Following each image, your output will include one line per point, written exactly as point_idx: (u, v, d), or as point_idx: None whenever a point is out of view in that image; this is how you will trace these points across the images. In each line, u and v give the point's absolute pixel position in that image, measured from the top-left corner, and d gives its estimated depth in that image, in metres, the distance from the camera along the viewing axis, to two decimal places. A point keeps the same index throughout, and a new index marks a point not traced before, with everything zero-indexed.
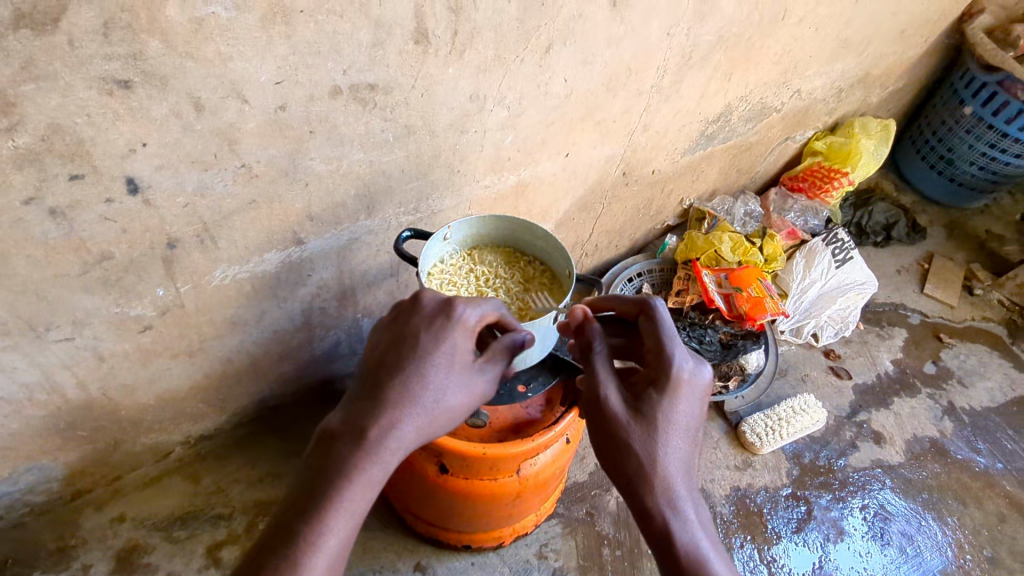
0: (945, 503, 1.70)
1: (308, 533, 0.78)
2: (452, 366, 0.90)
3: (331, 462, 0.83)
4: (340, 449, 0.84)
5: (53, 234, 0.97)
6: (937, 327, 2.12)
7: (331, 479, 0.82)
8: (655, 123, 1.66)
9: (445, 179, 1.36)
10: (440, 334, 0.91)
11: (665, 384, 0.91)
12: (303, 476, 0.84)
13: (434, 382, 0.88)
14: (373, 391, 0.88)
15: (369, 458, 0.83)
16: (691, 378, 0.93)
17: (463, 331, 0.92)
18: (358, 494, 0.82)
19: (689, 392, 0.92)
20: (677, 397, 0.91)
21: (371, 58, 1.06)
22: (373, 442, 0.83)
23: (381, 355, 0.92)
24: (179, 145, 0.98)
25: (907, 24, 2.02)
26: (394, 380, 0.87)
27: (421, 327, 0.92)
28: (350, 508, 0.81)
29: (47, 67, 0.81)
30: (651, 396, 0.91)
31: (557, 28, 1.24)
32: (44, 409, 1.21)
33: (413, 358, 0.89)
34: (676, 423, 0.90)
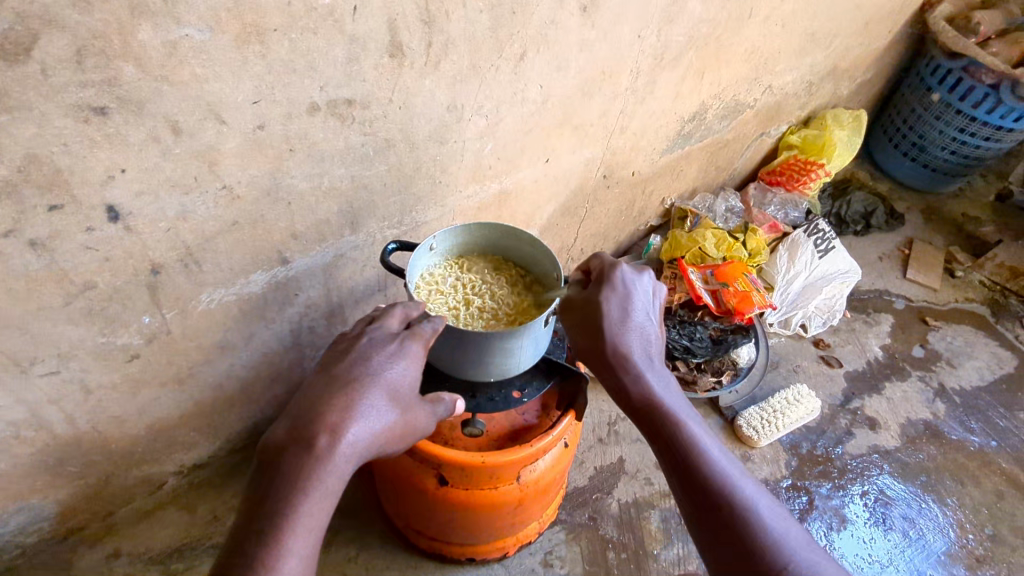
0: (943, 484, 1.71)
1: (263, 553, 0.75)
2: (399, 391, 0.92)
3: (281, 477, 0.81)
4: (288, 462, 0.82)
5: (34, 266, 0.96)
6: (922, 311, 2.15)
7: (283, 495, 0.79)
8: (633, 125, 1.68)
9: (428, 190, 1.37)
10: (389, 360, 0.93)
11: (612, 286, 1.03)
12: (251, 496, 0.81)
13: (382, 402, 0.89)
14: (319, 404, 0.86)
15: (322, 470, 0.81)
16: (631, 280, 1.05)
17: (413, 359, 0.95)
18: (313, 508, 0.80)
19: (636, 290, 1.04)
20: (626, 295, 1.03)
21: (346, 72, 1.06)
22: (324, 453, 0.82)
23: (326, 374, 0.92)
24: (158, 169, 0.97)
25: (871, 17, 2.07)
26: (342, 395, 0.87)
27: (368, 352, 0.94)
28: (306, 523, 0.79)
29: (21, 97, 0.80)
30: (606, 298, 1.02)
31: (529, 35, 1.26)
32: (33, 446, 1.18)
33: (362, 377, 0.90)
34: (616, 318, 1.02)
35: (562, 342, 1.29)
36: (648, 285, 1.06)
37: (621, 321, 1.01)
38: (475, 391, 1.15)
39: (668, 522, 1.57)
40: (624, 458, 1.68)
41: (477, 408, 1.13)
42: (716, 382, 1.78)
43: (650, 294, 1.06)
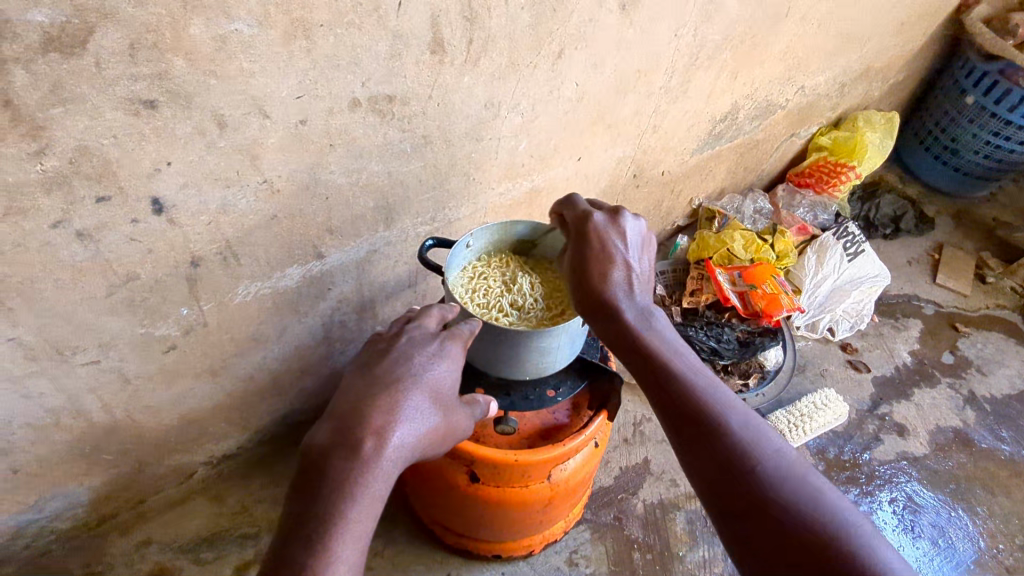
0: (973, 493, 1.69)
1: (315, 557, 0.74)
2: (440, 394, 0.93)
3: (328, 480, 0.81)
4: (334, 465, 0.82)
5: (80, 256, 0.97)
6: (952, 316, 2.13)
7: (331, 498, 0.79)
8: (665, 124, 1.67)
9: (461, 187, 1.37)
10: (430, 362, 0.95)
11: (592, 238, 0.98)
12: (296, 500, 0.81)
13: (425, 405, 0.91)
14: (363, 407, 0.87)
15: (370, 473, 0.82)
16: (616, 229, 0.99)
17: (453, 361, 0.97)
18: (362, 512, 0.80)
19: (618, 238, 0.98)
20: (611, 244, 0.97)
21: (388, 68, 1.06)
22: (371, 456, 0.83)
23: (367, 374, 0.92)
24: (202, 163, 0.98)
25: (906, 17, 2.04)
26: (386, 397, 0.88)
27: (409, 353, 0.95)
28: (356, 527, 0.78)
29: (74, 89, 0.81)
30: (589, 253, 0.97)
31: (568, 33, 1.25)
32: (71, 434, 1.20)
33: (405, 380, 0.91)
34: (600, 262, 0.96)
35: (595, 343, 1.29)
36: (635, 229, 1.00)
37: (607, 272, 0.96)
38: (510, 390, 1.16)
39: (693, 524, 1.56)
40: (649, 459, 1.68)
41: (513, 407, 1.14)
42: (743, 385, 1.77)
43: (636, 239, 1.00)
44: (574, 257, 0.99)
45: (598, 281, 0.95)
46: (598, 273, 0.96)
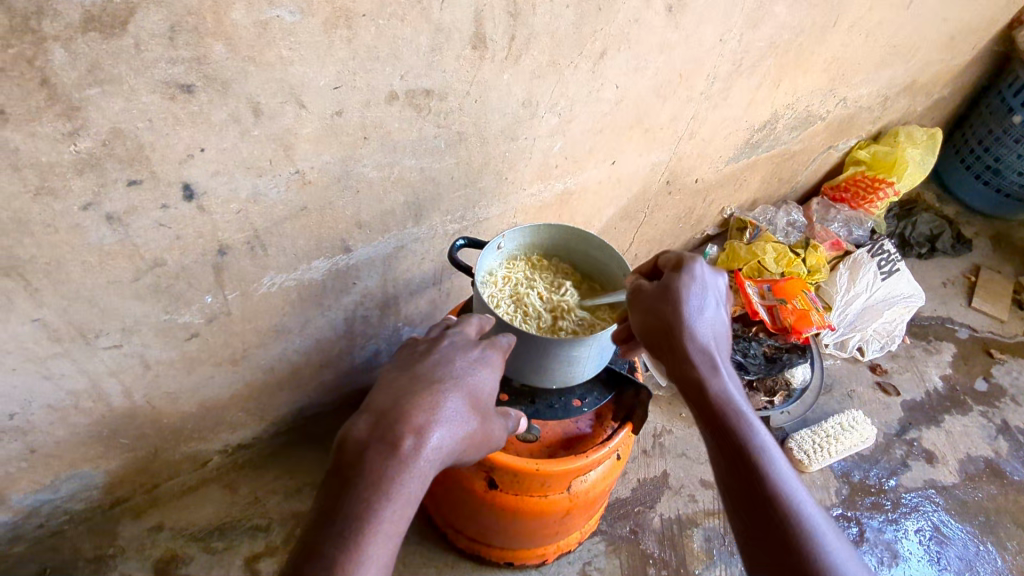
0: (1003, 526, 1.64)
1: (343, 555, 0.73)
2: (479, 399, 0.91)
3: (364, 475, 0.79)
4: (371, 461, 0.80)
5: (109, 240, 0.95)
6: (987, 342, 2.07)
7: (366, 495, 0.77)
8: (702, 130, 1.63)
9: (493, 186, 1.34)
10: (471, 367, 0.93)
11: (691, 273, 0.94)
12: (329, 493, 0.79)
13: (465, 410, 0.88)
14: (403, 404, 0.85)
15: (407, 473, 0.79)
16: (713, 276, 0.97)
17: (493, 368, 0.94)
18: (395, 514, 0.78)
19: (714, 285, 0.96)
20: (698, 291, 0.94)
21: (427, 62, 1.04)
22: (408, 455, 0.80)
23: (406, 371, 0.91)
24: (236, 150, 0.96)
25: (956, 31, 1.98)
26: (426, 395, 0.86)
27: (450, 356, 0.93)
28: (388, 529, 0.77)
29: (112, 70, 0.79)
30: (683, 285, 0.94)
31: (612, 33, 1.22)
32: (90, 416, 1.19)
33: (445, 381, 0.89)
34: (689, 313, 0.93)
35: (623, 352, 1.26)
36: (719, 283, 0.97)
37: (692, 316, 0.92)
38: (535, 397, 1.14)
39: (710, 542, 1.53)
40: (668, 472, 1.65)
41: (536, 414, 1.12)
42: (768, 402, 1.74)
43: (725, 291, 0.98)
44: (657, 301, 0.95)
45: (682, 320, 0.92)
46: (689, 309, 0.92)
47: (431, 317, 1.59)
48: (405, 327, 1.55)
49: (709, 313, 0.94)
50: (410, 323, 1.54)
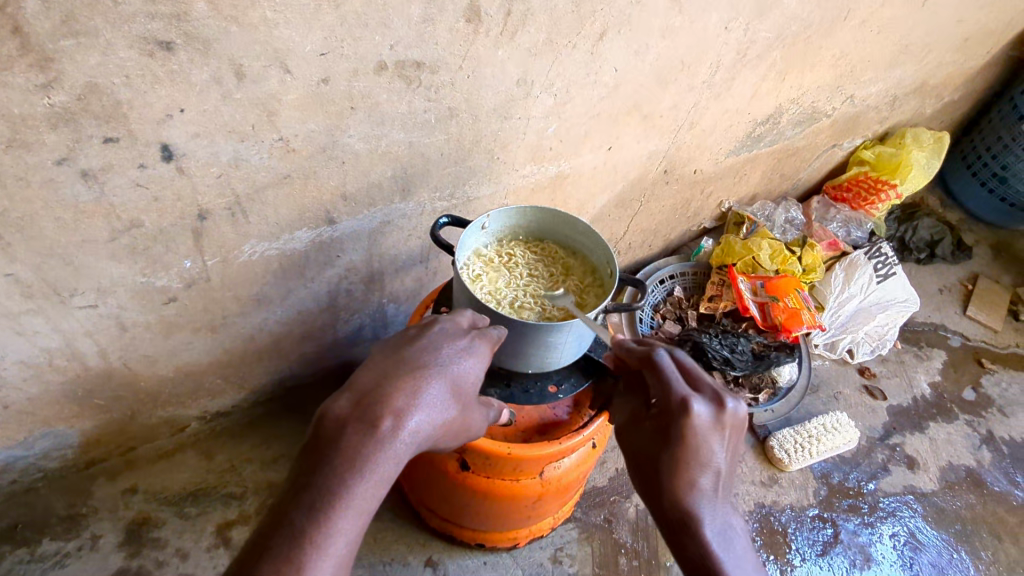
0: (979, 537, 1.63)
1: (312, 526, 0.74)
2: (461, 388, 0.89)
3: (339, 452, 0.78)
4: (347, 439, 0.79)
5: (83, 197, 0.94)
6: (978, 351, 2.05)
7: (340, 471, 0.77)
8: (703, 120, 1.60)
9: (484, 166, 1.32)
10: (458, 355, 0.91)
11: (682, 438, 0.79)
12: (305, 464, 0.79)
13: (447, 397, 0.87)
14: (385, 385, 0.83)
15: (382, 454, 0.79)
16: (707, 422, 0.80)
17: (480, 359, 0.93)
18: (369, 489, 0.78)
19: (712, 431, 0.80)
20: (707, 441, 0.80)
21: (419, 33, 1.01)
22: (386, 437, 0.79)
23: (394, 353, 0.89)
24: (217, 113, 0.94)
25: (972, 33, 1.93)
26: (409, 378, 0.84)
27: (438, 343, 0.91)
28: (359, 506, 0.77)
29: (88, 22, 0.77)
30: (673, 447, 0.80)
31: (613, 14, 1.19)
32: (64, 375, 1.18)
33: (430, 367, 0.87)
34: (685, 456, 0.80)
35: None
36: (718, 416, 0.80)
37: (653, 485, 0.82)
38: (511, 380, 1.12)
39: None
40: None
41: (511, 398, 1.10)
42: (751, 399, 1.71)
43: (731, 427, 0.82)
44: (656, 422, 0.84)
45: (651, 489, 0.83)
46: (682, 471, 0.79)
47: (417, 294, 1.57)
48: (390, 304, 1.54)
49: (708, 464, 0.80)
50: (394, 300, 1.53)
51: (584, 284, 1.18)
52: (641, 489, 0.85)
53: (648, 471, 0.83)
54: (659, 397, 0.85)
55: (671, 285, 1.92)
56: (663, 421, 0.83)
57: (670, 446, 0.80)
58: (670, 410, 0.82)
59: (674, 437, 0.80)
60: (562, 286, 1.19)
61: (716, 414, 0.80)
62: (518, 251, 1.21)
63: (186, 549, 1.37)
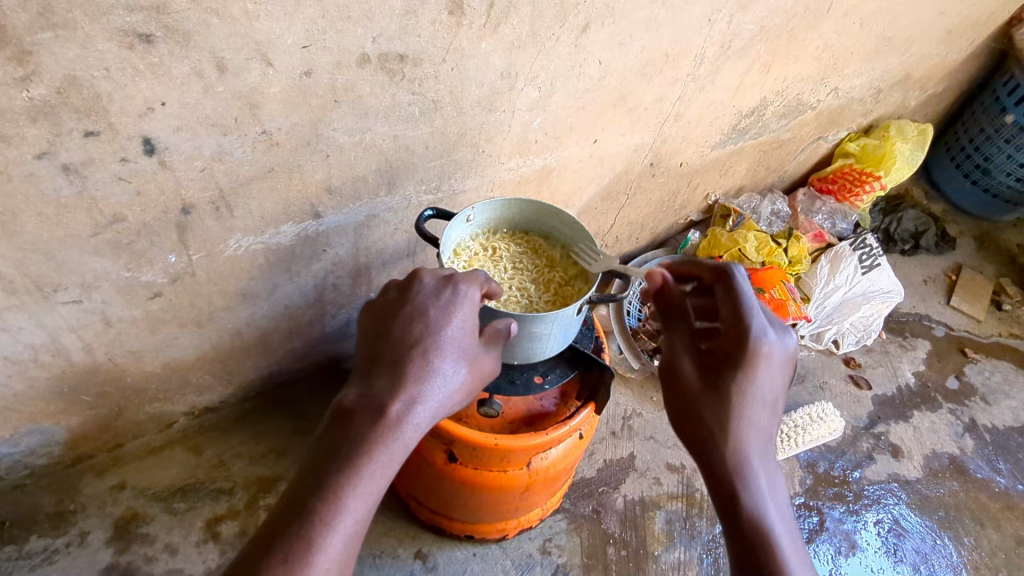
0: (962, 523, 1.65)
1: (323, 507, 0.74)
2: (463, 346, 0.89)
3: (348, 436, 0.80)
4: (355, 422, 0.81)
5: (65, 192, 0.93)
6: (962, 341, 2.08)
7: (349, 452, 0.78)
8: (688, 113, 1.61)
9: (470, 159, 1.32)
10: (446, 312, 0.89)
11: (751, 363, 0.90)
12: (317, 452, 0.80)
13: (448, 362, 0.87)
14: (385, 367, 0.85)
15: (389, 429, 0.80)
16: (775, 351, 0.92)
17: (470, 307, 0.91)
18: (382, 466, 0.79)
19: (765, 360, 0.91)
20: (763, 366, 0.90)
21: (402, 26, 1.01)
22: (390, 413, 0.81)
23: (384, 329, 0.89)
24: (199, 106, 0.94)
25: (954, 25, 1.95)
26: (405, 354, 0.85)
27: (425, 304, 0.90)
28: (371, 480, 0.78)
29: (66, 14, 0.77)
30: (734, 362, 0.91)
31: (596, 7, 1.19)
32: (49, 371, 1.18)
33: (423, 335, 0.87)
34: (749, 384, 0.89)
35: (590, 333, 1.25)
36: (776, 344, 0.92)
37: (707, 404, 0.90)
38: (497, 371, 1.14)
39: (672, 524, 1.54)
40: (635, 454, 1.65)
41: (498, 389, 1.11)
42: None
43: (779, 360, 0.92)
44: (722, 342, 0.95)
45: (702, 410, 0.91)
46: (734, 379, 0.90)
47: None
48: None
49: (760, 387, 0.90)
50: None
51: (567, 275, 1.19)
52: (686, 415, 0.93)
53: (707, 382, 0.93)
54: (730, 321, 0.95)
55: None
56: (733, 345, 0.92)
57: (731, 361, 0.91)
58: (737, 334, 0.92)
59: (738, 354, 0.91)
60: (546, 277, 1.19)
61: (774, 349, 0.91)
62: (502, 243, 1.21)
63: (175, 544, 1.37)
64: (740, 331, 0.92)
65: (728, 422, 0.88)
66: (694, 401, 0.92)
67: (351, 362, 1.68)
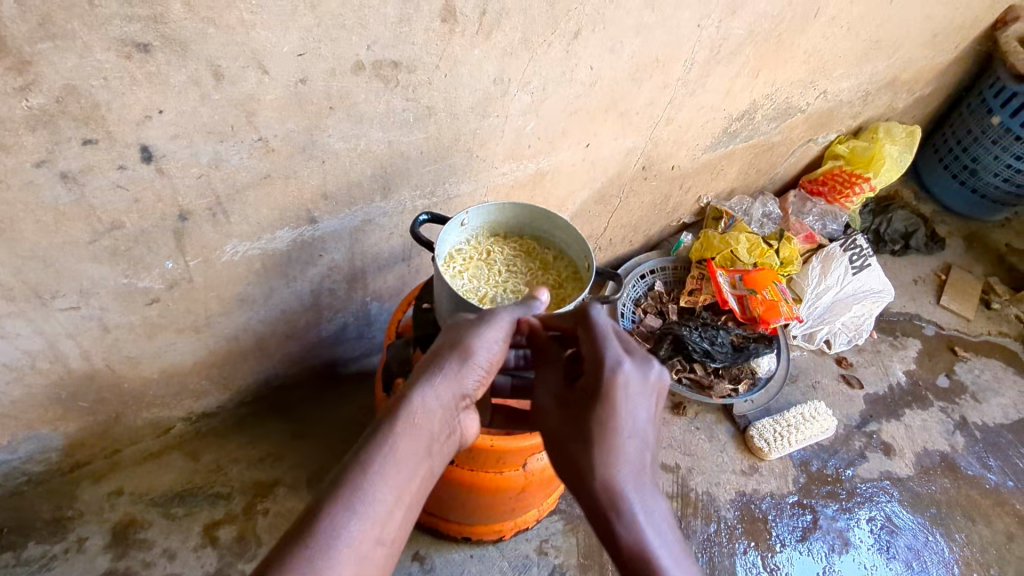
0: (953, 519, 1.67)
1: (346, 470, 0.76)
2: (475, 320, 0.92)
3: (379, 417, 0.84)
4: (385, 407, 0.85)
5: (64, 199, 0.94)
6: (952, 339, 2.10)
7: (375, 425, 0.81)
8: (679, 117, 1.63)
9: (464, 164, 1.33)
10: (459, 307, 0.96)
11: (605, 396, 0.82)
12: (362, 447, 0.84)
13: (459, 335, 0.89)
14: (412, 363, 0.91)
15: (404, 395, 0.83)
16: (633, 380, 0.84)
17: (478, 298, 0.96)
18: (406, 431, 0.79)
19: (626, 386, 0.84)
20: (624, 398, 0.83)
21: (396, 33, 1.03)
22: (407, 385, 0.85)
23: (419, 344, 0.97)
24: (196, 114, 0.95)
25: (940, 29, 1.98)
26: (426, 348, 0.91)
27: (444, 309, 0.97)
28: (390, 439, 0.78)
29: (64, 25, 0.78)
30: (590, 400, 0.84)
31: (587, 13, 1.21)
32: (47, 378, 1.19)
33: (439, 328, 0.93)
34: (608, 422, 0.82)
35: None
36: (634, 374, 0.84)
37: (573, 453, 0.83)
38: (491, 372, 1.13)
39: None
40: None
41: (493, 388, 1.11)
42: (732, 390, 1.74)
43: (640, 388, 0.84)
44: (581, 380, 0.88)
45: (569, 460, 0.83)
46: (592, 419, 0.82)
47: (400, 292, 1.59)
48: (373, 303, 1.55)
49: (622, 421, 0.82)
50: (378, 298, 1.55)
51: (561, 277, 1.21)
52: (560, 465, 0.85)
53: (570, 428, 0.85)
54: (588, 356, 0.88)
55: (651, 280, 1.96)
56: (590, 387, 0.85)
57: (589, 401, 0.84)
58: (593, 372, 0.85)
59: (595, 391, 0.83)
60: (540, 279, 1.21)
61: (636, 378, 0.84)
62: (496, 247, 1.23)
63: (173, 549, 1.37)
64: (594, 367, 0.85)
65: (591, 467, 0.81)
66: (562, 450, 0.85)
67: (348, 366, 1.69)
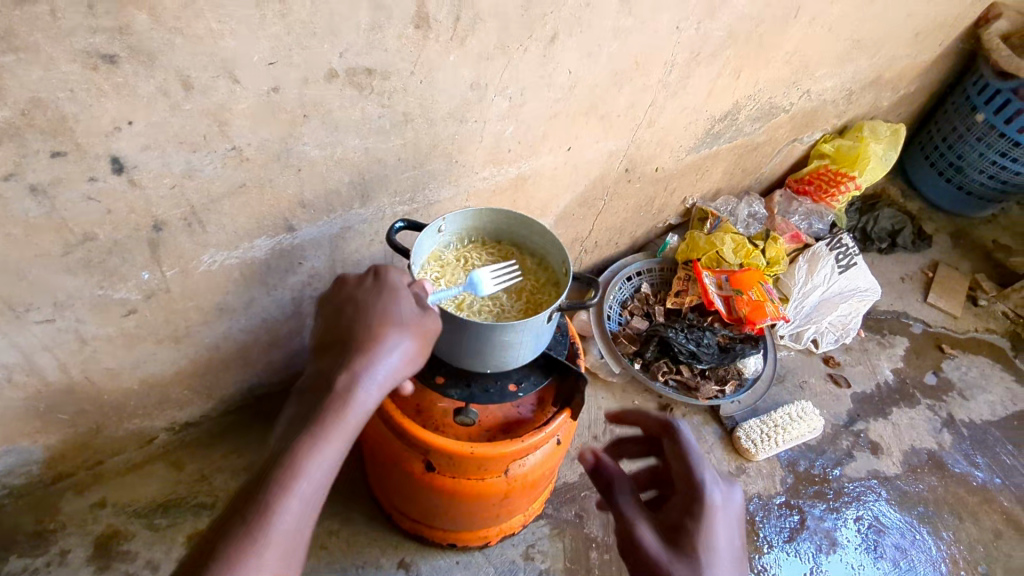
0: (941, 517, 1.67)
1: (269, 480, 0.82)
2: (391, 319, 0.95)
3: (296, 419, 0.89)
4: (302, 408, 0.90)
5: (34, 212, 0.94)
6: (939, 337, 2.11)
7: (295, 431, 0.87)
8: (661, 119, 1.63)
9: (443, 169, 1.33)
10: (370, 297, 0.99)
11: (708, 511, 0.83)
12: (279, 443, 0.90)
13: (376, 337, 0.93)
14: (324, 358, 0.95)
15: (324, 403, 0.88)
16: (728, 504, 0.85)
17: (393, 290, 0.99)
18: (333, 438, 0.86)
19: (716, 499, 0.84)
20: (719, 516, 0.83)
21: (368, 40, 1.02)
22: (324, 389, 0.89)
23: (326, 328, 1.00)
24: (167, 124, 0.94)
25: (922, 27, 1.98)
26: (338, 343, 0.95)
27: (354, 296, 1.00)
28: (311, 448, 0.85)
29: (27, 37, 0.77)
30: (687, 515, 0.84)
31: (563, 18, 1.21)
32: (24, 391, 1.18)
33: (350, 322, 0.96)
34: (710, 541, 0.81)
35: (563, 340, 1.29)
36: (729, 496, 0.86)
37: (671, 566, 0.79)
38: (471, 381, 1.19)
39: None
40: None
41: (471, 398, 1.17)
42: (719, 391, 1.73)
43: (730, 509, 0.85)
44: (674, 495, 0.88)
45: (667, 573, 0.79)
46: (690, 532, 0.82)
47: None
48: None
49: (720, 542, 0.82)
50: None
51: (540, 281, 1.21)
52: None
53: (662, 542, 0.83)
54: (679, 473, 0.90)
55: (638, 282, 1.95)
56: (685, 504, 0.85)
57: (687, 514, 0.84)
58: (691, 484, 0.87)
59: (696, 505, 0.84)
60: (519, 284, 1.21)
61: (728, 499, 0.86)
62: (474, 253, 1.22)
63: (156, 561, 1.36)
64: (693, 478, 0.87)
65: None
66: (657, 559, 0.80)
67: None
